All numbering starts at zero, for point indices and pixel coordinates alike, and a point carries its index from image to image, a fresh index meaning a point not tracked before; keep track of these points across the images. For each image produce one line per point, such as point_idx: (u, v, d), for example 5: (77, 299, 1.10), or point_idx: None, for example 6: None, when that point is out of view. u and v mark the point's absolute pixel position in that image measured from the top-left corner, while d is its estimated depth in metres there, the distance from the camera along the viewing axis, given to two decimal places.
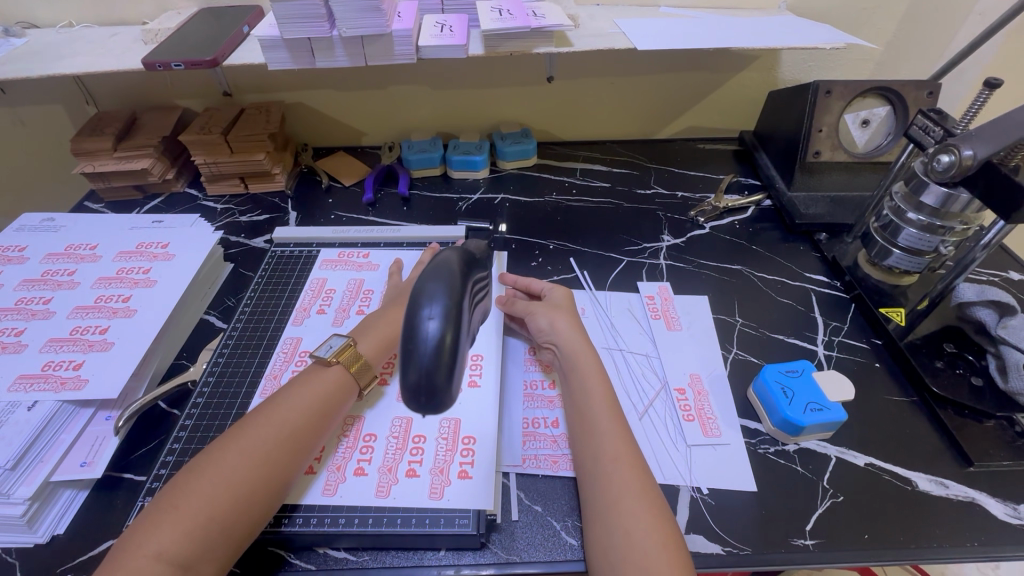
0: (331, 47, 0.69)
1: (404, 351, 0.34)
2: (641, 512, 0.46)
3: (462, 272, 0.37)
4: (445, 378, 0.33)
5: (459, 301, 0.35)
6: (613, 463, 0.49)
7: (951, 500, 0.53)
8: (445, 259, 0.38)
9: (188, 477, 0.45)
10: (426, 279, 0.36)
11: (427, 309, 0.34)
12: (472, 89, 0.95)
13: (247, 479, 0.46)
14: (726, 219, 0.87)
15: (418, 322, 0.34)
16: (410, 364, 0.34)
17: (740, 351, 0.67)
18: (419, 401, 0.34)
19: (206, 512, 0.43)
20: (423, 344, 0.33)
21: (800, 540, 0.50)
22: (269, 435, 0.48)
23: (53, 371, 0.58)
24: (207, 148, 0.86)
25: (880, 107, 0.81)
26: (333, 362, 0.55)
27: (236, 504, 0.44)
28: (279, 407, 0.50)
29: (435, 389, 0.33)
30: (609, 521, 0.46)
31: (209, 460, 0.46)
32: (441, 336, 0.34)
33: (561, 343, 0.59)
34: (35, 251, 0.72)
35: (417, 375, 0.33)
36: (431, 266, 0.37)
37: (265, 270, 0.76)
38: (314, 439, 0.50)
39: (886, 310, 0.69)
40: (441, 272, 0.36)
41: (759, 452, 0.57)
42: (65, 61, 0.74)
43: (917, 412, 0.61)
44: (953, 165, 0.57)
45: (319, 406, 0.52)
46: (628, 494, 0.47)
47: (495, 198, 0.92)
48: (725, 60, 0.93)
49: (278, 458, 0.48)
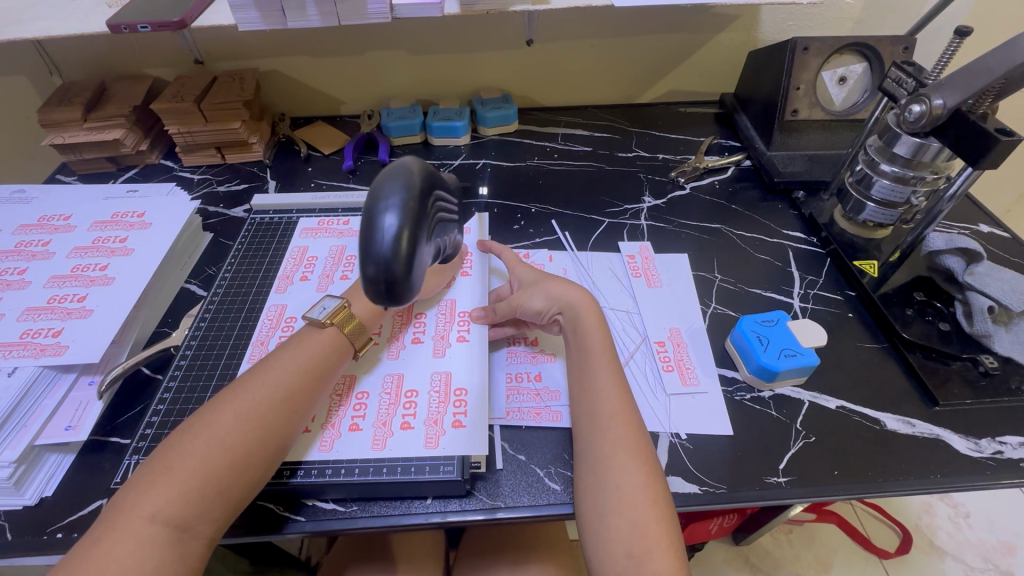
0: (303, 6, 0.67)
1: (364, 248, 0.38)
2: (631, 466, 0.47)
3: (420, 176, 0.40)
4: (403, 270, 0.37)
5: (415, 199, 0.39)
6: (608, 419, 0.50)
7: (917, 437, 0.55)
8: (403, 163, 0.41)
9: (182, 439, 0.45)
10: (385, 178, 0.39)
11: (386, 207, 0.38)
12: (450, 54, 0.94)
13: (242, 442, 0.46)
14: (706, 180, 0.88)
15: (378, 220, 0.37)
16: (369, 258, 0.37)
17: (718, 306, 0.68)
18: (379, 291, 0.38)
19: (202, 474, 0.43)
20: (382, 239, 0.37)
21: (774, 478, 0.52)
22: (264, 397, 0.48)
23: (33, 338, 0.58)
24: (181, 116, 0.84)
25: (857, 64, 0.82)
26: (327, 324, 0.55)
27: (233, 466, 0.45)
28: (272, 370, 0.50)
29: (394, 281, 0.38)
30: (601, 474, 0.47)
31: (202, 422, 0.46)
32: (399, 232, 0.37)
33: (563, 305, 0.59)
34: (7, 222, 0.71)
35: (376, 268, 0.37)
36: (390, 168, 0.40)
37: (245, 237, 0.75)
38: (309, 401, 0.51)
39: (860, 263, 0.71)
40: (399, 172, 0.39)
41: (735, 399, 0.59)
42: (26, 26, 0.72)
43: (887, 358, 0.63)
44: (924, 114, 0.59)
45: (313, 369, 0.52)
46: (620, 449, 0.48)
47: (476, 164, 0.92)
48: (705, 21, 0.93)
49: (274, 421, 0.48)
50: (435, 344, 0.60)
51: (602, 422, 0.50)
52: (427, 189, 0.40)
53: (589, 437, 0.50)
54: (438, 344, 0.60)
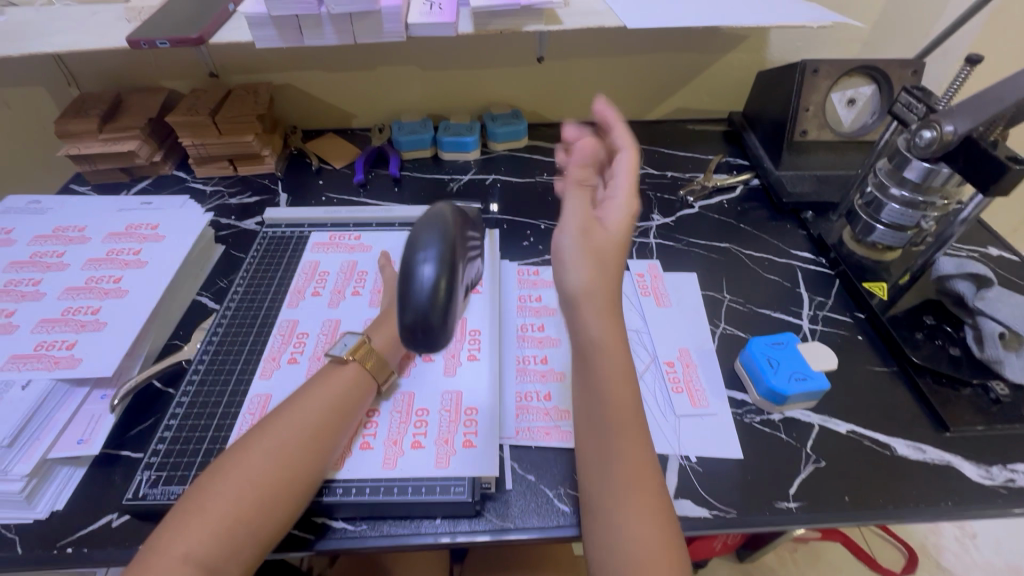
0: (319, 25, 0.68)
1: (402, 296, 0.40)
2: (643, 514, 0.42)
3: (452, 226, 0.44)
4: (438, 318, 0.39)
5: (448, 250, 0.42)
6: (617, 457, 0.44)
7: (928, 463, 0.55)
8: (438, 212, 0.44)
9: (213, 479, 0.45)
10: (422, 230, 0.42)
11: (424, 257, 0.40)
12: (461, 70, 0.95)
13: (271, 481, 0.46)
14: (715, 198, 0.88)
15: (416, 270, 0.40)
16: (408, 305, 0.39)
17: (728, 326, 0.68)
18: (415, 337, 0.40)
19: (233, 514, 0.43)
20: (419, 289, 0.39)
21: (784, 503, 0.52)
22: (292, 436, 0.48)
23: (46, 351, 0.58)
24: (195, 129, 0.85)
25: (866, 86, 0.83)
26: (348, 360, 0.55)
27: (263, 505, 0.45)
28: (299, 408, 0.50)
29: (430, 328, 0.39)
30: (609, 519, 0.43)
31: (232, 461, 0.46)
32: (436, 281, 0.40)
33: (582, 318, 0.45)
34: (22, 233, 0.71)
35: (413, 317, 0.39)
36: (426, 217, 0.43)
37: (257, 250, 0.76)
38: (336, 438, 0.50)
39: (869, 285, 0.71)
40: (434, 224, 0.43)
41: (745, 421, 0.59)
42: (46, 40, 0.73)
43: (897, 382, 0.63)
44: (935, 140, 0.59)
45: (339, 404, 0.52)
46: (630, 495, 0.43)
47: (486, 179, 0.92)
48: (715, 41, 0.94)
49: (303, 459, 0.48)
50: (446, 362, 0.60)
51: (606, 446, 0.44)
52: (457, 240, 0.44)
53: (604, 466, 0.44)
54: (450, 362, 0.60)
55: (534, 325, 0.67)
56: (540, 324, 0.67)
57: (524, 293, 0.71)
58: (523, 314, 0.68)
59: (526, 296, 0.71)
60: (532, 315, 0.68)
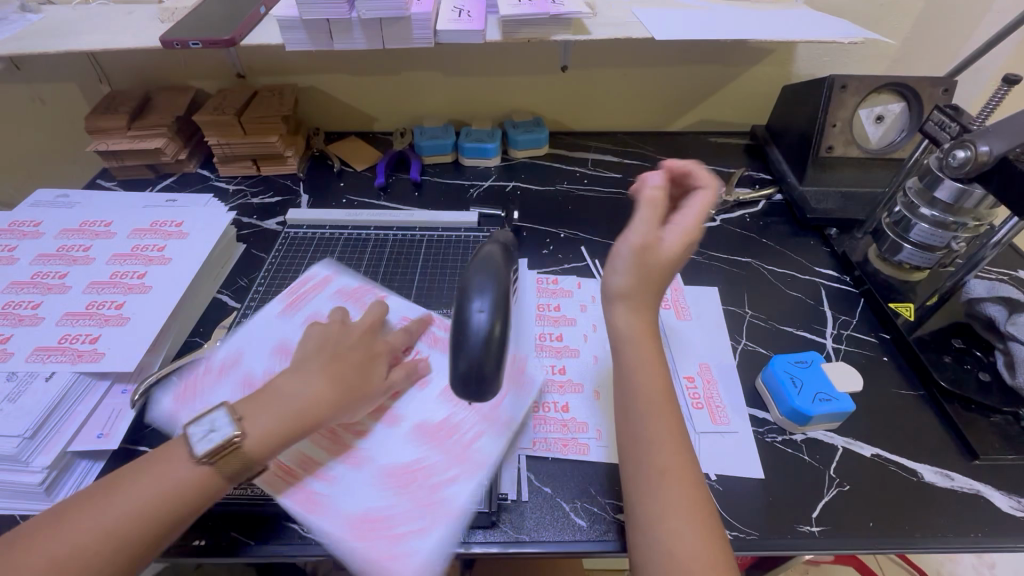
0: (349, 29, 0.69)
1: (456, 343, 0.42)
2: (682, 523, 0.41)
3: (502, 270, 0.46)
4: (492, 366, 0.42)
5: (501, 295, 0.44)
6: (663, 479, 0.43)
7: (956, 491, 0.54)
8: (490, 256, 0.47)
9: (135, 465, 0.43)
10: (474, 276, 0.45)
11: (476, 304, 0.43)
12: (485, 77, 0.95)
13: (187, 484, 0.43)
14: (736, 212, 0.87)
15: (468, 314, 0.42)
16: (462, 352, 0.42)
17: (749, 342, 0.68)
18: (468, 387, 0.42)
19: (136, 505, 0.41)
20: (472, 333, 0.42)
21: (806, 526, 0.51)
22: (226, 442, 0.44)
23: (70, 344, 0.59)
24: (221, 129, 0.87)
25: (895, 104, 0.82)
26: (203, 462, 0.43)
27: (164, 504, 0.42)
28: (250, 414, 0.46)
29: (483, 375, 0.42)
30: (650, 529, 0.42)
31: (158, 452, 0.44)
32: (488, 327, 0.42)
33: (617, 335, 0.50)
34: (50, 226, 0.73)
35: (467, 362, 0.42)
36: (478, 262, 0.46)
37: (278, 250, 0.76)
38: (273, 457, 0.46)
39: (896, 305, 0.69)
40: (486, 268, 0.45)
41: (766, 441, 0.58)
42: (82, 38, 0.74)
43: (923, 406, 0.61)
44: (969, 160, 0.57)
45: (295, 418, 0.47)
46: (671, 509, 0.42)
47: (506, 185, 0.92)
48: (741, 54, 0.93)
49: (227, 467, 0.44)
50: None
51: (637, 417, 0.47)
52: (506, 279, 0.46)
53: (627, 444, 0.47)
54: None
55: (553, 334, 0.66)
56: (558, 333, 0.66)
57: (544, 301, 0.71)
58: (541, 321, 0.68)
59: (546, 304, 0.70)
60: (553, 324, 0.68)
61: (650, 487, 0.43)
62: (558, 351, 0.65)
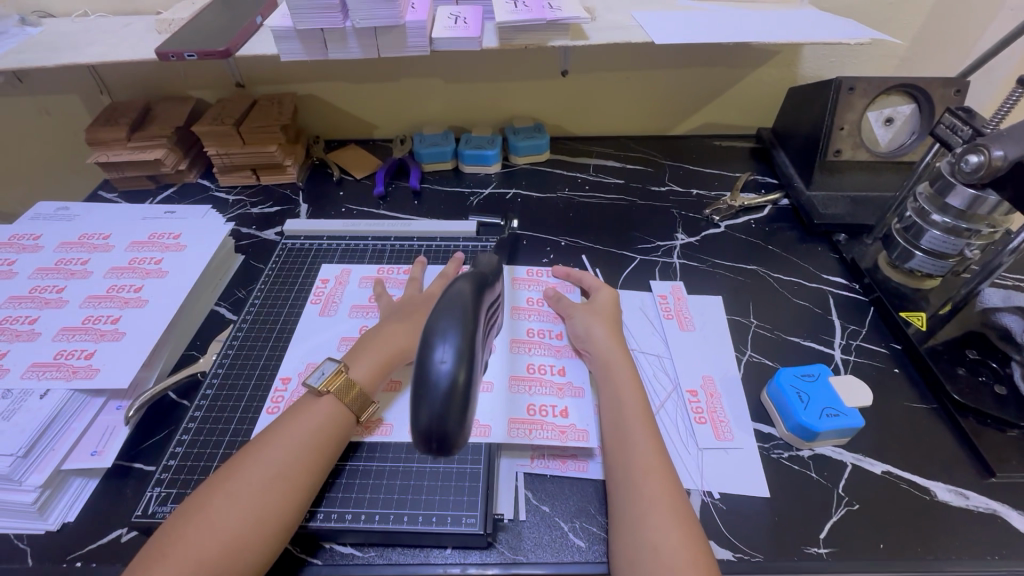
0: (344, 38, 0.68)
1: (415, 392, 0.35)
2: (666, 524, 0.44)
3: (472, 299, 0.39)
4: (456, 422, 0.34)
5: (469, 338, 0.36)
6: (645, 478, 0.48)
7: (972, 511, 0.52)
8: (460, 293, 0.39)
9: (178, 524, 0.43)
10: (437, 316, 0.37)
11: (440, 351, 0.35)
12: (484, 84, 0.94)
13: (241, 525, 0.43)
14: (741, 218, 0.85)
15: (430, 360, 0.35)
16: (422, 405, 0.34)
17: (754, 354, 0.66)
18: (430, 444, 0.35)
19: (195, 558, 0.41)
20: (434, 381, 0.35)
21: (814, 548, 0.49)
22: (262, 474, 0.46)
23: (65, 359, 0.58)
24: (219, 139, 0.86)
25: (904, 105, 0.79)
26: (322, 392, 0.52)
27: (229, 550, 0.42)
28: (269, 445, 0.48)
29: (446, 433, 0.34)
30: (637, 534, 0.45)
31: (197, 506, 0.44)
32: (454, 372, 0.35)
33: (597, 356, 0.59)
34: (49, 239, 0.73)
35: (428, 418, 0.34)
36: (444, 301, 0.38)
37: (275, 262, 0.75)
38: (312, 476, 0.48)
39: (907, 314, 0.67)
40: (453, 308, 0.38)
41: (772, 457, 0.56)
42: (80, 51, 0.74)
43: (936, 420, 0.59)
44: (982, 166, 0.55)
45: (315, 441, 0.49)
46: (654, 505, 0.46)
47: (507, 193, 0.91)
48: (745, 55, 0.91)
49: (273, 501, 0.45)
50: None
51: (625, 425, 0.52)
52: (478, 311, 0.39)
53: (609, 452, 0.51)
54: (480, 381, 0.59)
55: (552, 332, 0.65)
56: (558, 332, 0.65)
57: (529, 295, 0.70)
58: (535, 318, 0.67)
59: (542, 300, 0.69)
60: (551, 320, 0.67)
61: (636, 486, 0.47)
62: (555, 350, 0.63)
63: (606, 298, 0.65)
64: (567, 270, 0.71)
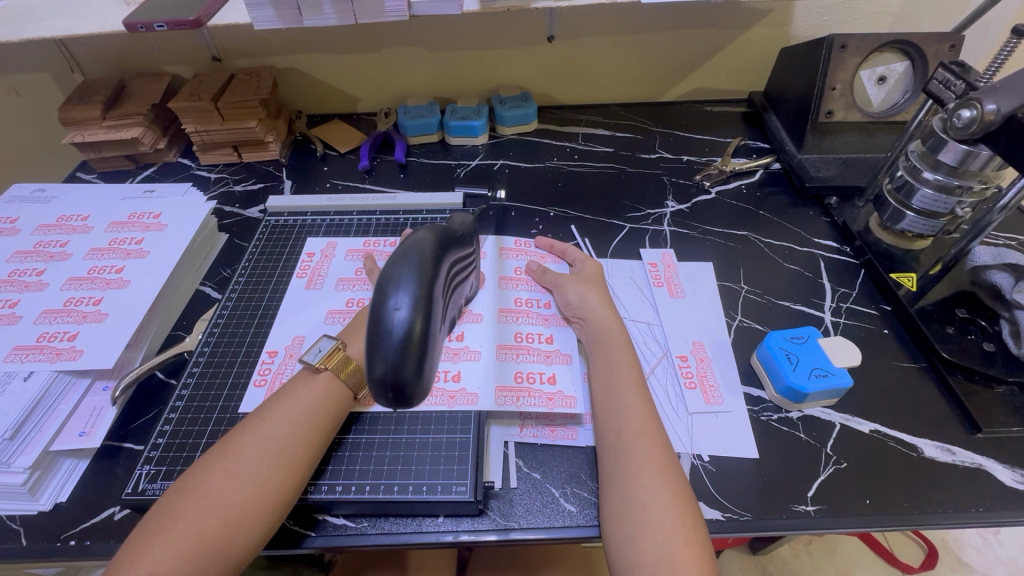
0: (319, 4, 0.66)
1: (371, 343, 0.35)
2: (656, 483, 0.45)
3: (431, 254, 0.39)
4: (412, 372, 0.35)
5: (426, 287, 0.37)
6: (638, 438, 0.48)
7: (958, 466, 0.52)
8: (418, 241, 0.39)
9: (175, 499, 0.43)
10: (393, 265, 0.37)
11: (394, 299, 0.35)
12: (469, 51, 0.92)
13: (237, 500, 0.43)
14: (733, 183, 0.84)
15: (386, 311, 0.35)
16: (377, 356, 0.35)
17: (744, 318, 0.66)
18: (388, 395, 0.35)
19: (194, 533, 0.41)
20: (389, 333, 0.35)
21: (802, 506, 0.50)
22: (259, 450, 0.46)
23: (48, 342, 0.58)
24: (197, 116, 0.84)
25: (898, 63, 0.77)
26: (320, 369, 0.51)
27: (228, 524, 0.42)
28: (265, 422, 0.47)
29: (403, 384, 0.35)
30: (627, 494, 0.45)
31: (194, 482, 0.44)
32: (410, 323, 0.35)
33: (592, 323, 0.58)
34: (27, 222, 0.71)
35: (383, 369, 0.35)
36: (401, 249, 0.39)
37: (259, 239, 0.74)
38: (309, 454, 0.47)
39: (897, 276, 0.67)
40: (409, 256, 0.38)
41: (761, 419, 0.56)
42: (45, 24, 0.71)
43: (925, 378, 0.59)
44: (975, 120, 0.54)
45: (312, 418, 0.49)
46: (646, 465, 0.46)
47: (494, 164, 0.89)
48: (736, 15, 0.89)
49: (270, 476, 0.45)
50: (449, 348, 0.58)
51: (617, 389, 0.52)
52: (437, 264, 0.39)
53: (599, 416, 0.51)
54: (461, 352, 0.58)
55: (540, 301, 0.65)
56: (546, 301, 0.65)
57: (516, 265, 0.69)
58: (523, 288, 0.66)
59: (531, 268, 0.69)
60: (539, 290, 0.66)
61: (629, 448, 0.47)
62: (542, 318, 0.63)
63: (593, 270, 0.66)
64: (551, 242, 0.71)
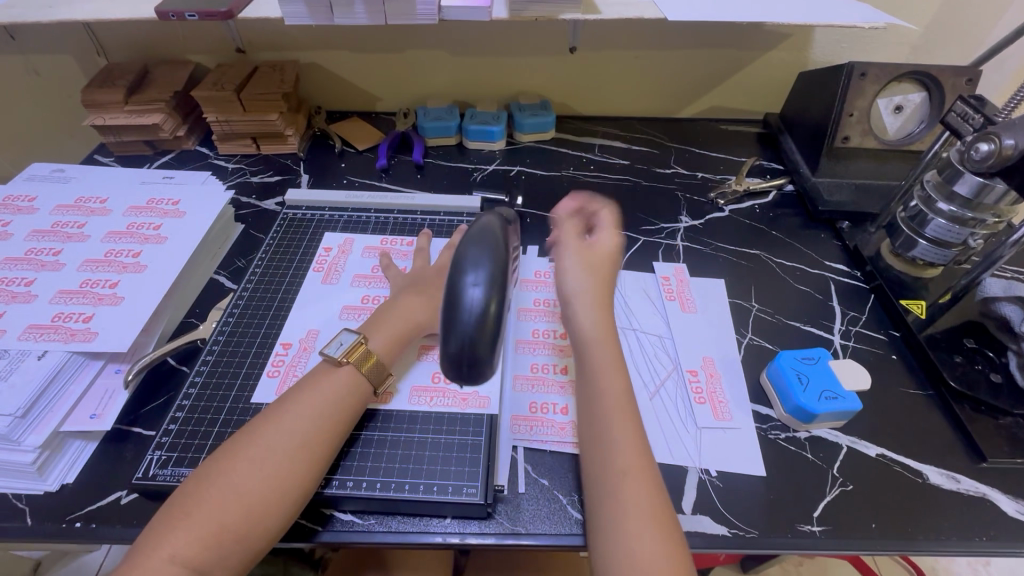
0: (351, 4, 0.66)
1: (447, 323, 0.38)
2: (646, 529, 0.42)
3: (503, 241, 0.42)
4: (487, 350, 0.38)
5: (499, 268, 0.40)
6: (625, 477, 0.45)
7: (962, 494, 0.53)
8: (487, 227, 0.42)
9: (199, 485, 0.43)
10: (469, 245, 0.40)
11: (471, 277, 0.39)
12: (491, 57, 0.93)
13: (260, 490, 0.43)
14: (746, 203, 0.85)
15: (462, 290, 0.38)
16: (452, 336, 0.38)
17: (755, 337, 0.66)
18: (461, 369, 0.38)
19: (217, 521, 0.41)
20: (466, 313, 0.38)
21: (807, 526, 0.50)
22: (282, 441, 0.46)
23: (63, 322, 0.58)
24: (220, 105, 0.84)
25: (915, 93, 0.78)
26: (342, 362, 0.51)
27: (249, 514, 0.42)
28: (287, 413, 0.48)
29: (476, 358, 0.38)
30: (614, 534, 0.43)
31: (218, 469, 0.44)
32: (485, 302, 0.38)
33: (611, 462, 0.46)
34: (45, 201, 0.71)
35: (458, 346, 0.38)
36: (474, 232, 0.42)
37: (277, 231, 0.75)
38: (329, 446, 0.48)
39: (906, 302, 0.68)
40: (484, 239, 0.41)
41: (769, 438, 0.57)
42: (75, 7, 0.72)
43: (931, 405, 0.60)
44: (993, 154, 0.55)
45: (333, 410, 0.49)
46: (633, 508, 0.43)
47: (511, 170, 0.90)
48: (757, 38, 0.90)
49: (292, 468, 0.45)
50: None
51: (603, 420, 0.49)
52: (509, 252, 0.41)
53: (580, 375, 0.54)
54: None
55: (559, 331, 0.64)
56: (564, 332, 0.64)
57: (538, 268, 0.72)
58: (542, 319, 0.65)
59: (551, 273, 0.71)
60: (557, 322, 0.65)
61: (616, 486, 0.45)
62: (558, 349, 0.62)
63: None
64: None
